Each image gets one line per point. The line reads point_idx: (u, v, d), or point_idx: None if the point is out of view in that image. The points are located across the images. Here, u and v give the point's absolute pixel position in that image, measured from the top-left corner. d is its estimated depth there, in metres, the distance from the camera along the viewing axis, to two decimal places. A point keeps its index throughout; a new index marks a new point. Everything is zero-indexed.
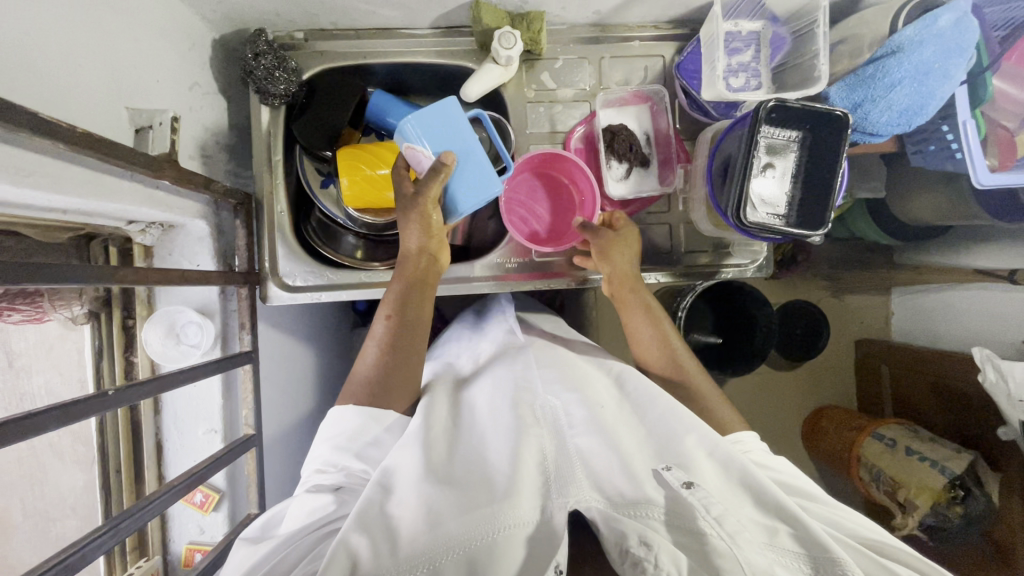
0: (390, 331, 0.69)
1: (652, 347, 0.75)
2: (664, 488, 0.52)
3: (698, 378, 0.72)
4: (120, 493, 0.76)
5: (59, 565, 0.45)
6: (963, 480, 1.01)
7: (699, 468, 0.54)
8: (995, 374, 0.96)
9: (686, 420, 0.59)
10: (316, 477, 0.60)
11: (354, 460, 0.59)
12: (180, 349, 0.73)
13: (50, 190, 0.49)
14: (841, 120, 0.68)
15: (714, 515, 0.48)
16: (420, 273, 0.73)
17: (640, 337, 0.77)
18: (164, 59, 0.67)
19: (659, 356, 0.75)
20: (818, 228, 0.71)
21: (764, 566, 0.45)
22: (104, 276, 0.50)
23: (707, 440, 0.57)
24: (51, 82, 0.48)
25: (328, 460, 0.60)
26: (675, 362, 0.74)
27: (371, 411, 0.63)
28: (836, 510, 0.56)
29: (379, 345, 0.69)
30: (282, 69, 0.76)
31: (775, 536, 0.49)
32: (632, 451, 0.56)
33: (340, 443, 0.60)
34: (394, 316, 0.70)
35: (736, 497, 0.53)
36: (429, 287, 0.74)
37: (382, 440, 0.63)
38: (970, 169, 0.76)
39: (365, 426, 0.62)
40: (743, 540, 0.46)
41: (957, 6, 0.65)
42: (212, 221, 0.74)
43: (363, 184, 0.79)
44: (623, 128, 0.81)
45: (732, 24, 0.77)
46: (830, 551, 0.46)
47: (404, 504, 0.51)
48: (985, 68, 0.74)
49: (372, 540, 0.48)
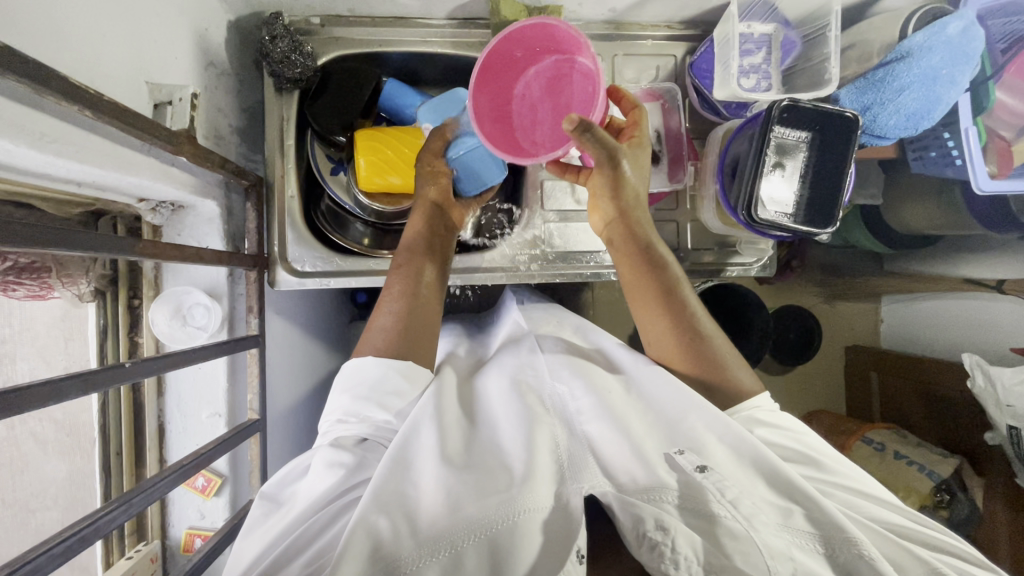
0: (410, 290, 0.68)
1: (649, 291, 0.70)
2: (676, 472, 0.53)
3: (696, 316, 0.68)
4: (119, 476, 0.74)
5: (73, 537, 0.44)
6: (949, 484, 1.02)
7: (712, 451, 0.54)
8: (984, 379, 0.99)
9: (694, 399, 0.58)
10: (337, 427, 0.60)
11: (377, 411, 0.60)
12: (187, 331, 0.72)
13: (73, 158, 0.48)
14: (851, 121, 0.70)
15: (729, 499, 0.49)
16: (440, 228, 0.75)
17: (635, 279, 0.71)
18: (183, 36, 0.66)
19: (653, 297, 0.69)
20: (828, 224, 0.73)
21: (781, 547, 0.47)
22: (122, 248, 0.50)
23: (717, 424, 0.56)
24: (77, 49, 0.48)
25: (350, 410, 0.60)
26: (676, 312, 0.68)
27: (393, 363, 0.62)
28: (856, 486, 0.56)
29: (401, 301, 0.67)
30: (298, 53, 0.76)
31: (788, 517, 0.50)
32: (643, 436, 0.56)
33: (360, 394, 0.61)
34: (415, 273, 0.70)
35: (749, 478, 0.52)
36: (449, 241, 0.76)
37: (403, 390, 0.62)
38: (971, 175, 0.78)
39: (387, 376, 0.61)
40: (759, 523, 0.48)
41: (964, 16, 0.68)
42: (222, 202, 0.73)
43: (377, 169, 0.79)
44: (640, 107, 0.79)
45: (746, 26, 0.78)
46: (846, 533, 0.48)
47: (423, 487, 0.52)
48: (988, 77, 0.77)
49: (392, 521, 0.48)
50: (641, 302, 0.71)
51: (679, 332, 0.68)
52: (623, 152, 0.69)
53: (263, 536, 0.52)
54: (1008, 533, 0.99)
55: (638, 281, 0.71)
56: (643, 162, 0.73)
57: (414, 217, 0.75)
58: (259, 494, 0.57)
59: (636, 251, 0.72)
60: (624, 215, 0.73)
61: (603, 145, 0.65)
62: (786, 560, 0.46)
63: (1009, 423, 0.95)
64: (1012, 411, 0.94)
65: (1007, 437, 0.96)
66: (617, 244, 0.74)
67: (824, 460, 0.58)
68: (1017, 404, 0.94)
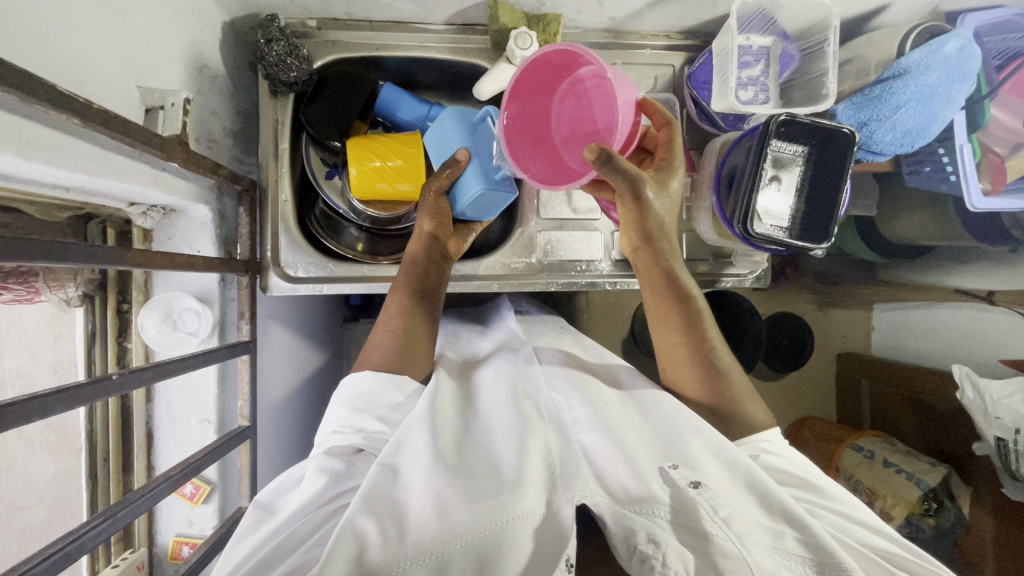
0: (405, 318, 0.69)
1: (673, 318, 0.69)
2: (669, 486, 0.52)
3: (714, 346, 0.68)
4: (107, 483, 0.74)
5: (58, 553, 0.44)
6: (936, 492, 1.02)
7: (707, 470, 0.54)
8: (973, 390, 0.99)
9: (693, 423, 0.58)
10: (332, 437, 0.59)
11: (370, 420, 0.60)
12: (177, 337, 0.72)
13: (62, 166, 0.48)
14: (847, 137, 0.71)
15: (721, 516, 0.49)
16: (434, 256, 0.75)
17: (658, 306, 0.71)
18: (177, 39, 0.65)
19: (675, 323, 0.69)
20: (821, 241, 0.72)
21: (773, 569, 0.46)
22: (115, 258, 0.50)
23: (712, 442, 0.56)
24: (68, 56, 0.47)
25: (344, 422, 0.60)
26: (694, 340, 0.68)
27: (392, 378, 0.63)
28: (848, 511, 0.57)
29: (400, 319, 0.69)
30: (294, 56, 0.75)
31: (780, 539, 0.49)
32: (637, 447, 0.56)
33: (357, 406, 0.61)
34: (409, 299, 0.71)
35: (742, 497, 0.52)
36: (444, 270, 0.76)
37: (399, 403, 0.63)
38: (965, 192, 0.78)
39: (382, 389, 0.62)
40: (751, 542, 0.48)
41: (961, 34, 0.69)
42: (215, 207, 0.72)
43: (371, 174, 0.77)
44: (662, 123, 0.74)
45: (744, 39, 0.78)
46: (837, 557, 0.47)
47: (412, 490, 0.51)
48: (983, 97, 0.77)
49: (380, 524, 0.47)
50: (662, 327, 0.70)
51: (693, 353, 0.68)
52: (648, 179, 0.67)
53: (244, 549, 0.51)
54: (992, 544, 1.00)
55: (660, 306, 0.71)
56: (671, 189, 0.71)
57: (409, 246, 0.76)
58: (252, 502, 0.56)
59: (660, 278, 0.71)
60: (649, 241, 0.71)
61: (624, 173, 0.63)
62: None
63: (996, 434, 0.96)
64: (999, 423, 0.95)
65: (994, 448, 0.96)
66: (642, 268, 0.73)
67: (820, 484, 0.59)
68: (1005, 416, 0.94)
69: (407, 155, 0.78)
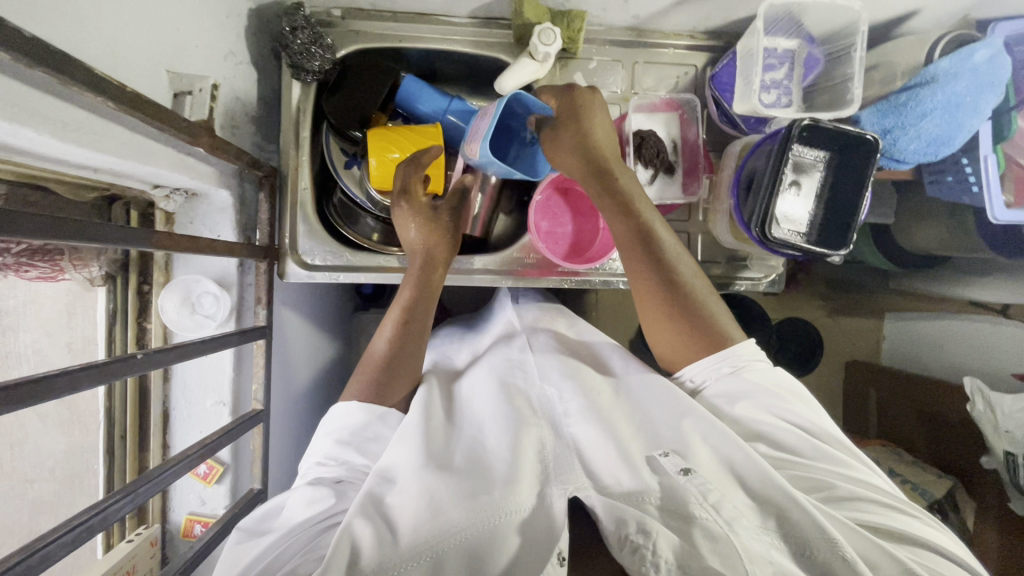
0: (391, 349, 0.69)
1: (638, 259, 0.68)
2: (658, 473, 0.52)
3: (690, 284, 0.67)
4: (123, 461, 0.75)
5: (81, 526, 0.45)
6: (941, 504, 1.00)
7: (698, 454, 0.54)
8: (983, 404, 0.98)
9: (682, 407, 0.59)
10: (316, 470, 0.59)
11: (357, 455, 0.60)
12: (195, 320, 0.73)
13: (92, 148, 0.49)
14: (871, 144, 0.69)
15: (710, 502, 0.48)
16: (428, 282, 0.74)
17: (606, 213, 0.71)
18: (206, 25, 0.66)
19: (656, 282, 0.67)
20: (842, 245, 0.72)
21: (759, 551, 0.46)
22: (142, 239, 0.51)
23: (704, 426, 0.56)
24: (103, 41, 0.48)
25: (329, 453, 0.60)
26: (670, 282, 0.67)
27: (374, 410, 0.64)
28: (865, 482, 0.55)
29: (385, 344, 0.70)
30: (318, 45, 0.76)
31: (766, 521, 0.49)
32: (629, 436, 0.57)
33: (342, 438, 0.61)
34: (394, 329, 0.70)
35: (729, 483, 0.52)
36: (427, 283, 0.74)
37: (382, 434, 0.63)
38: (988, 204, 0.77)
39: (368, 423, 0.63)
40: (739, 527, 0.47)
41: (992, 43, 0.68)
42: (236, 192, 0.73)
43: (391, 167, 0.79)
44: (652, 134, 0.81)
45: (771, 41, 0.78)
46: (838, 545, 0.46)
47: (405, 494, 0.51)
48: (1011, 108, 0.76)
49: (374, 529, 0.48)
50: (636, 286, 0.69)
51: (673, 298, 0.66)
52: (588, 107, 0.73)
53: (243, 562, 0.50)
54: (995, 558, 0.99)
55: (638, 265, 0.68)
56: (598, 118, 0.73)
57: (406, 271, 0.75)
58: (235, 529, 0.56)
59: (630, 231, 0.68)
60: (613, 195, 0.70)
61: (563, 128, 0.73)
62: (766, 563, 0.45)
63: (1005, 449, 0.95)
64: (1009, 437, 0.94)
65: (1003, 462, 0.96)
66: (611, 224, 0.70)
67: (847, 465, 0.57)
68: (1015, 431, 0.93)
69: (404, 146, 0.79)
